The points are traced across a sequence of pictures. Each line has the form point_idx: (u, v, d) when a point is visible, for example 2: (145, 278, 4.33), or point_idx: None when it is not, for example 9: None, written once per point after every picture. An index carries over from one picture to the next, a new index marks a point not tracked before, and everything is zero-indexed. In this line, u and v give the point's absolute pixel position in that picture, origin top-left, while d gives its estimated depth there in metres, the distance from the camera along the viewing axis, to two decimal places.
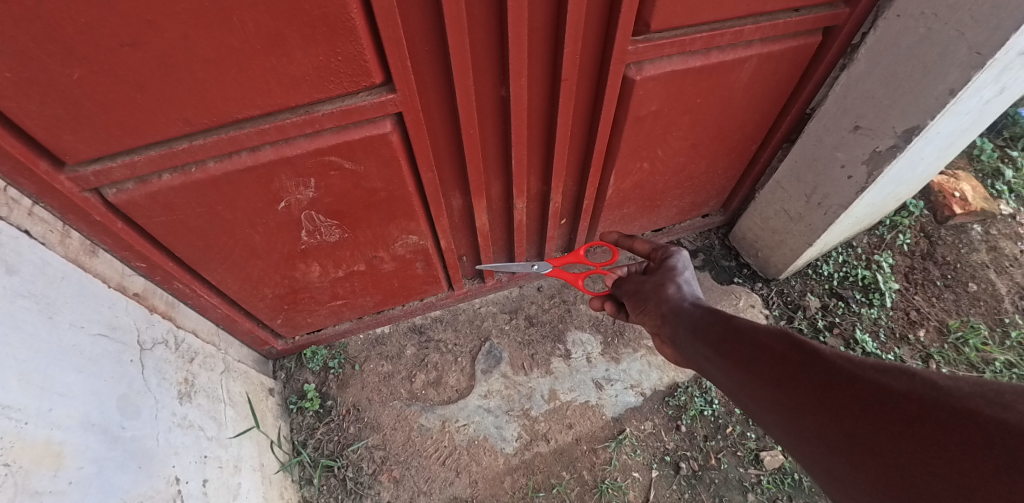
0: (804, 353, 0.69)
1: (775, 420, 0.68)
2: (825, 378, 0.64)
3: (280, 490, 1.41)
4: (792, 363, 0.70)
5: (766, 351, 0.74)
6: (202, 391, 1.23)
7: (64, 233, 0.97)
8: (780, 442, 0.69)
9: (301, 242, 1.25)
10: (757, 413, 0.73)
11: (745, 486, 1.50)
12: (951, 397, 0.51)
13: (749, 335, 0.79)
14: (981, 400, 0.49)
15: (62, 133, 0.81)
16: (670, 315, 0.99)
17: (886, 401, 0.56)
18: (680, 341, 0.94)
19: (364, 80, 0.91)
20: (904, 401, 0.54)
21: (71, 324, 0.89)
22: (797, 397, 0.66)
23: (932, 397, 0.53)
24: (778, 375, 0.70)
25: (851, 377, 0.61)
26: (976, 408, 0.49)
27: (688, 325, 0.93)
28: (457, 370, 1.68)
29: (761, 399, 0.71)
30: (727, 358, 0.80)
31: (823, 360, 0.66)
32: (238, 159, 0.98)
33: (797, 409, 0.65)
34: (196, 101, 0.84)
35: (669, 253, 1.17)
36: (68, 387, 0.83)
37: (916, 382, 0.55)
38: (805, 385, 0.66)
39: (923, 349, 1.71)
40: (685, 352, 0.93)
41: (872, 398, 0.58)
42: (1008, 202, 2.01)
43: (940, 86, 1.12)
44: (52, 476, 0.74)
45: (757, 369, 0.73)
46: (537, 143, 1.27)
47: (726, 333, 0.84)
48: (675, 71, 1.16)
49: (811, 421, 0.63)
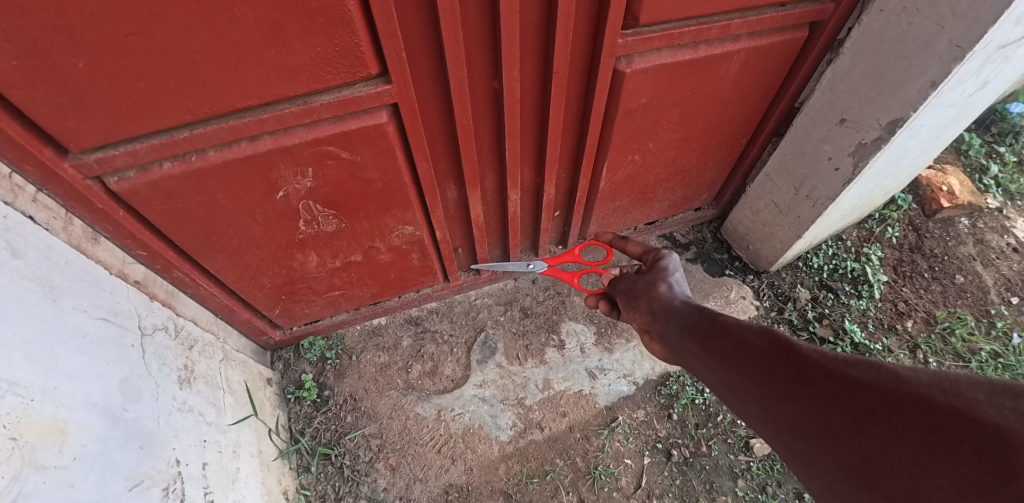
0: (782, 349, 0.71)
1: (753, 412, 0.69)
2: (800, 372, 0.65)
3: (278, 476, 1.43)
4: (770, 357, 0.71)
5: (747, 347, 0.75)
6: (201, 377, 1.25)
7: (67, 220, 0.99)
8: (756, 433, 0.69)
9: (299, 232, 1.28)
10: (735, 405, 0.73)
11: (736, 472, 1.53)
12: (910, 388, 0.54)
13: (733, 331, 0.80)
14: (937, 389, 0.52)
15: (67, 121, 0.84)
16: (660, 312, 1.02)
17: (853, 391, 0.58)
18: (669, 337, 0.96)
19: (361, 72, 0.94)
20: (870, 392, 0.56)
21: (76, 308, 0.92)
22: (773, 388, 0.67)
23: (894, 387, 0.55)
24: (756, 368, 0.71)
25: (824, 370, 0.63)
26: (931, 395, 0.52)
27: (677, 322, 0.95)
28: (453, 361, 1.71)
29: (739, 391, 0.72)
30: (712, 353, 0.81)
31: (800, 355, 0.68)
32: (238, 149, 1.00)
33: (773, 400, 0.66)
34: (197, 90, 0.86)
35: (659, 254, 1.20)
36: (72, 368, 0.85)
37: (881, 375, 0.57)
38: (781, 378, 0.67)
39: (910, 339, 1.74)
40: (672, 349, 0.95)
41: (841, 388, 0.59)
42: (995, 196, 2.04)
43: (922, 79, 1.15)
44: (57, 451, 0.77)
45: (737, 363, 0.74)
46: (530, 135, 1.30)
47: (712, 330, 0.85)
48: (665, 65, 1.19)
49: (785, 412, 0.64)
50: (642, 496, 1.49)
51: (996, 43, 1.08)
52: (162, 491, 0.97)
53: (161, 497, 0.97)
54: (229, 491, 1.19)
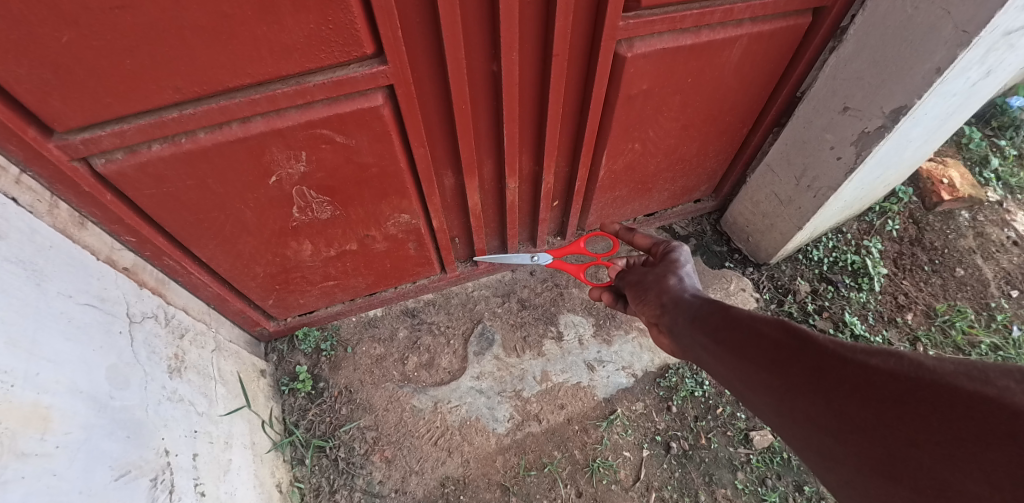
0: (797, 339, 0.68)
1: (768, 405, 0.68)
2: (816, 362, 0.63)
3: (272, 468, 1.41)
4: (784, 348, 0.69)
5: (760, 338, 0.73)
6: (192, 367, 1.23)
7: (53, 203, 0.96)
8: (772, 428, 0.68)
9: (292, 219, 1.25)
10: (750, 399, 0.72)
11: (735, 464, 1.52)
12: (935, 376, 0.51)
13: (746, 322, 0.78)
14: (964, 378, 0.49)
15: (51, 99, 0.81)
16: (669, 305, 1.00)
17: (875, 381, 0.55)
18: (678, 330, 0.94)
19: (356, 50, 0.91)
20: (892, 380, 0.54)
21: (60, 293, 0.89)
22: (788, 379, 0.65)
23: (919, 375, 0.52)
24: (770, 359, 0.69)
25: (840, 359, 0.61)
26: (958, 384, 0.49)
27: (687, 313, 0.93)
28: (450, 352, 1.68)
29: (753, 384, 0.70)
30: (723, 345, 0.79)
31: (815, 344, 0.66)
32: (229, 130, 0.97)
33: (788, 392, 0.64)
34: (186, 68, 0.83)
35: (671, 246, 1.18)
36: (57, 354, 0.83)
37: (904, 363, 0.55)
38: (797, 369, 0.65)
39: (910, 332, 1.73)
40: (681, 342, 0.93)
41: (861, 378, 0.57)
42: (995, 190, 2.04)
43: (927, 65, 1.13)
44: (39, 439, 0.74)
45: (749, 354, 0.73)
46: (530, 120, 1.28)
47: (723, 322, 0.83)
48: (667, 49, 1.17)
49: (802, 402, 0.62)
50: (640, 489, 1.48)
51: (1003, 29, 1.06)
52: (151, 482, 0.95)
53: (149, 487, 0.94)
54: (221, 483, 1.16)
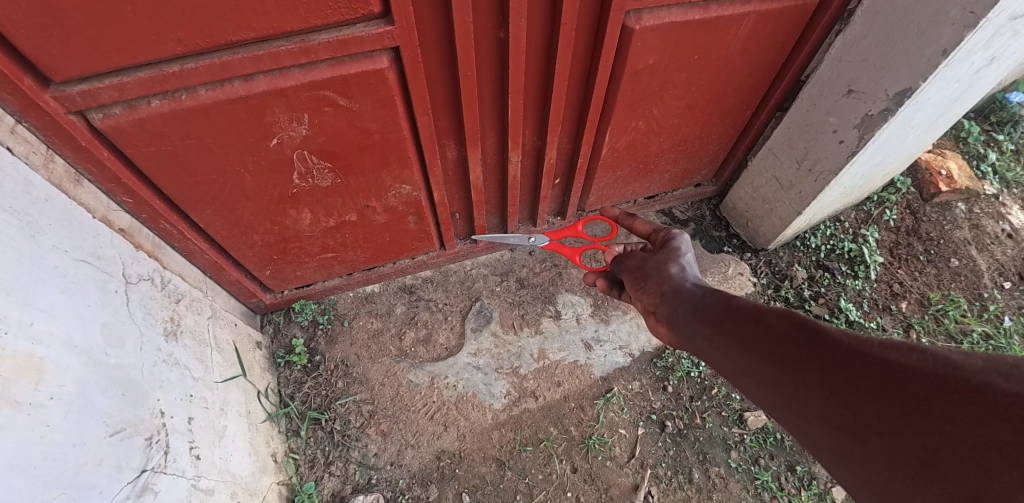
0: (807, 332, 0.68)
1: (777, 402, 0.67)
2: (831, 356, 0.63)
3: (267, 438, 1.40)
4: (793, 342, 0.69)
5: (769, 331, 0.73)
6: (188, 332, 1.22)
7: (48, 157, 0.94)
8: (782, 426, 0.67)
9: (291, 185, 1.23)
10: (758, 396, 0.71)
11: (729, 444, 1.53)
12: (963, 372, 0.50)
13: (752, 315, 0.78)
14: (995, 375, 0.48)
15: (48, 46, 0.78)
16: (670, 294, 0.99)
17: (897, 380, 0.54)
18: (679, 320, 0.93)
19: (362, 8, 0.89)
20: (916, 378, 0.53)
21: (55, 246, 0.87)
22: (800, 376, 0.65)
23: (946, 372, 0.52)
24: (781, 355, 0.69)
25: (857, 355, 0.60)
26: (991, 382, 0.48)
27: (688, 304, 0.93)
28: (447, 328, 1.69)
29: (762, 380, 0.70)
30: (727, 337, 0.79)
31: (829, 338, 0.65)
32: (230, 88, 0.95)
33: (800, 389, 0.64)
34: (189, 20, 0.81)
35: (670, 234, 1.17)
36: (52, 306, 0.81)
37: (928, 360, 0.54)
38: (810, 365, 0.64)
39: (904, 319, 1.75)
40: (682, 332, 0.92)
41: (882, 377, 0.56)
42: (992, 183, 2.05)
43: (933, 47, 1.13)
44: (32, 389, 0.73)
45: (757, 349, 0.72)
46: (535, 92, 1.26)
47: (726, 313, 0.83)
48: (674, 22, 1.16)
49: (815, 401, 0.61)
50: (635, 465, 1.49)
51: (1010, 12, 1.05)
52: (145, 441, 0.94)
53: (144, 446, 0.94)
54: (216, 448, 1.15)
